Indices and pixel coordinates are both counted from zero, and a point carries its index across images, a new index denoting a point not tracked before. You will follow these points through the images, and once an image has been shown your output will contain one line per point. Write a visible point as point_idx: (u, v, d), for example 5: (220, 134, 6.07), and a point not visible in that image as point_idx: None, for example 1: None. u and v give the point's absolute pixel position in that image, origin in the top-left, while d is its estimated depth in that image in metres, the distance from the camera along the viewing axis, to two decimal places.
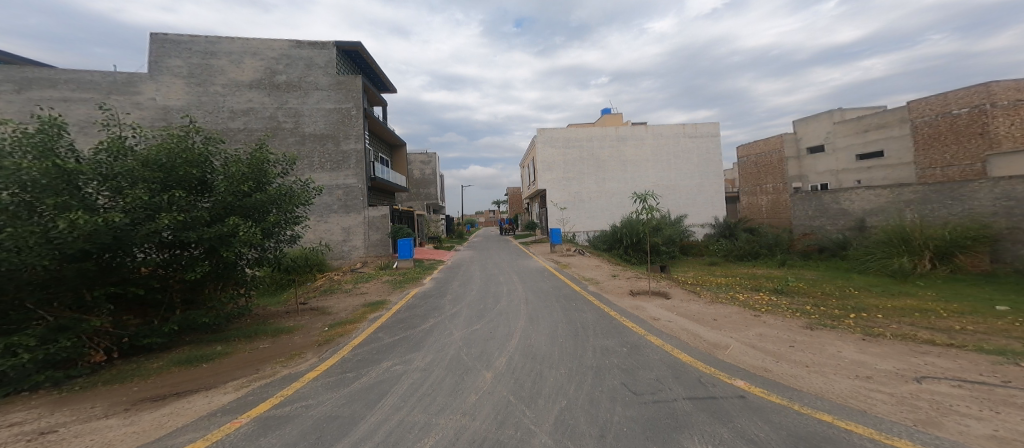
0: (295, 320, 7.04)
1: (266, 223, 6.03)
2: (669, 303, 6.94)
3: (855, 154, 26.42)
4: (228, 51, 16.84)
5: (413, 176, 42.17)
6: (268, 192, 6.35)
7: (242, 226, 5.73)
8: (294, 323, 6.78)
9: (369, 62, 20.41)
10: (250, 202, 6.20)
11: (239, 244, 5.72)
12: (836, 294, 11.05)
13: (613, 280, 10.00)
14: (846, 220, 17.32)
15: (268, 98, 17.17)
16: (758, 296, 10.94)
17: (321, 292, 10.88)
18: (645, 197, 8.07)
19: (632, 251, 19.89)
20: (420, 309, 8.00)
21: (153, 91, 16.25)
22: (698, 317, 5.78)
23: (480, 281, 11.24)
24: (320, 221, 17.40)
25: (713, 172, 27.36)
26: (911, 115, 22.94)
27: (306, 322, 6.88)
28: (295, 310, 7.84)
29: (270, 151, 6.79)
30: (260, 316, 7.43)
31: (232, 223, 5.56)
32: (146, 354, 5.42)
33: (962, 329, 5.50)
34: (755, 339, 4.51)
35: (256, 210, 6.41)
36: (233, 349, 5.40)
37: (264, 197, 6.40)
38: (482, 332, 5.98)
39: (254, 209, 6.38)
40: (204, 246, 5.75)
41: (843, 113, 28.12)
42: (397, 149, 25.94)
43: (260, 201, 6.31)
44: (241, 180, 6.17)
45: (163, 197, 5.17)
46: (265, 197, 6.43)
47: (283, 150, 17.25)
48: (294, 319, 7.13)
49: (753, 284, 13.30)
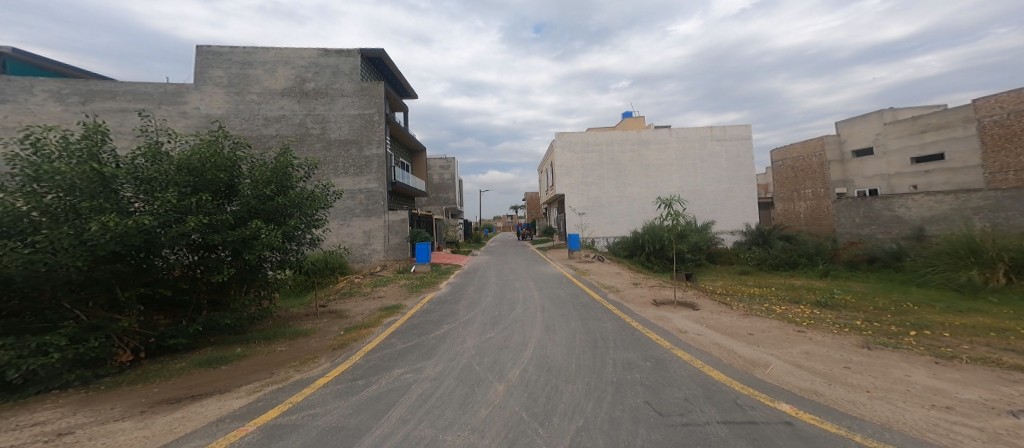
0: (312, 323, 7.04)
1: (288, 226, 6.04)
2: (697, 314, 6.44)
3: (909, 157, 24.55)
4: (262, 61, 17.64)
5: (432, 181, 42.74)
6: (290, 196, 6.38)
7: (265, 230, 5.74)
8: (311, 326, 6.77)
9: (392, 69, 20.90)
10: (273, 205, 6.24)
11: (261, 247, 5.73)
12: (890, 308, 10.03)
13: (635, 288, 9.51)
14: (902, 228, 16.03)
15: (297, 105, 17.82)
16: (797, 309, 10.11)
17: (340, 295, 10.97)
18: (671, 202, 7.58)
19: (655, 258, 19.15)
20: (435, 314, 7.85)
21: (197, 101, 17.16)
22: (731, 331, 5.28)
23: (497, 287, 11.01)
24: (343, 224, 17.78)
25: (743, 176, 26.08)
26: (978, 114, 21.03)
27: (323, 325, 6.86)
28: (314, 313, 7.87)
29: (295, 155, 6.84)
30: (278, 318, 7.50)
31: (255, 226, 5.59)
32: (171, 354, 5.49)
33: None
34: (800, 358, 4.01)
35: (278, 214, 6.46)
36: (251, 351, 5.38)
37: (287, 201, 6.44)
38: (496, 341, 5.72)
39: (277, 213, 6.42)
40: (230, 248, 5.79)
41: (893, 113, 26.19)
42: (418, 153, 26.35)
43: (282, 205, 6.35)
44: (265, 184, 6.21)
45: (191, 200, 5.23)
46: (287, 200, 6.47)
47: (310, 155, 17.80)
48: (311, 322, 7.12)
49: (790, 295, 12.36)
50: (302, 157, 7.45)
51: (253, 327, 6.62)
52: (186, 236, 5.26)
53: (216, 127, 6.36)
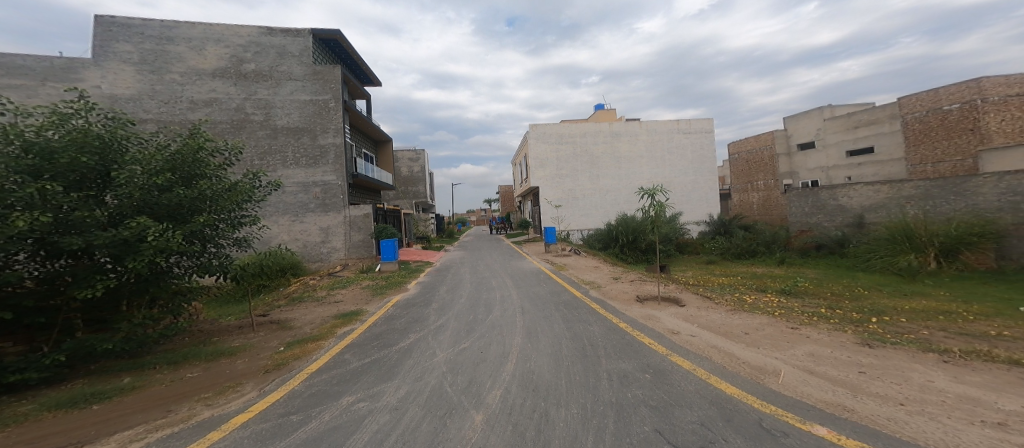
0: (244, 337, 5.92)
1: (191, 224, 4.87)
2: (684, 311, 6.09)
3: (845, 150, 26.30)
4: (187, 37, 15.45)
5: (400, 174, 40.78)
6: (198, 187, 5.21)
7: (154, 228, 4.49)
8: (242, 343, 5.65)
9: (351, 53, 19.20)
10: (171, 198, 5.03)
11: (150, 251, 4.47)
12: (847, 294, 10.37)
13: (616, 284, 9.13)
14: (845, 217, 16.79)
15: (234, 88, 15.81)
16: (765, 297, 10.30)
17: (289, 301, 9.75)
18: (656, 191, 7.20)
19: (629, 249, 19.29)
20: (401, 321, 6.96)
21: (98, 79, 14.74)
22: (725, 330, 4.92)
23: (471, 286, 10.24)
24: (295, 221, 16.14)
25: (707, 168, 26.88)
26: (902, 111, 22.80)
27: (257, 340, 5.78)
28: (251, 325, 6.71)
29: (203, 138, 5.63)
30: (204, 333, 6.26)
31: (138, 223, 4.35)
32: (21, 393, 4.04)
33: (1000, 338, 5.17)
34: (806, 360, 3.65)
35: (182, 208, 5.25)
36: (143, 381, 4.26)
37: (193, 193, 5.25)
38: (470, 353, 4.98)
39: (180, 208, 5.22)
40: (107, 253, 4.48)
41: (832, 109, 27.89)
42: (384, 144, 24.74)
43: (186, 198, 5.16)
44: (157, 171, 4.92)
45: (34, 191, 3.88)
46: (194, 192, 5.28)
47: (252, 144, 15.91)
48: (242, 337, 5.97)
49: (757, 285, 12.61)
50: (219, 140, 6.24)
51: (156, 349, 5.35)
52: (29, 239, 3.95)
53: (79, 97, 4.94)
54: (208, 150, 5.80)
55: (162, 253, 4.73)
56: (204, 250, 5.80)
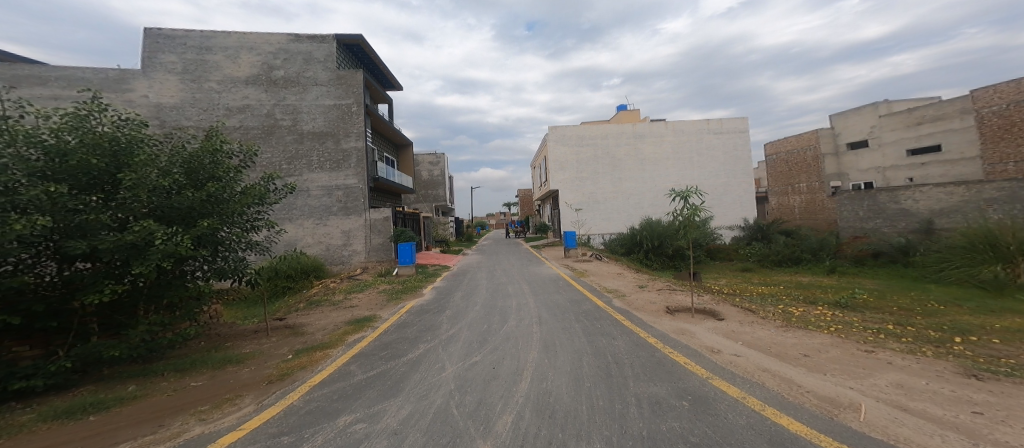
0: (255, 343, 5.73)
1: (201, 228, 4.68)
2: (723, 326, 5.38)
3: (904, 149, 24.18)
4: (224, 46, 16.06)
5: (421, 177, 41.15)
6: (208, 189, 5.05)
7: (161, 232, 4.30)
8: (252, 349, 5.45)
9: (372, 58, 19.44)
10: (182, 200, 4.89)
11: (156, 256, 4.27)
12: (917, 310, 9.11)
13: (642, 292, 8.42)
14: (909, 222, 15.29)
15: (265, 95, 16.28)
16: (815, 310, 9.25)
17: (306, 305, 9.62)
18: (689, 193, 6.50)
19: (654, 255, 18.37)
20: (412, 330, 6.64)
21: (145, 88, 15.53)
22: (777, 349, 4.19)
23: (488, 293, 9.80)
24: (319, 224, 16.33)
25: (742, 169, 25.33)
26: (976, 105, 20.64)
27: (267, 347, 5.56)
28: (264, 330, 6.53)
29: (217, 140, 5.50)
30: (217, 337, 6.14)
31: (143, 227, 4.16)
32: (26, 400, 3.86)
33: None
34: (891, 393, 2.92)
35: (194, 212, 5.10)
36: (147, 388, 4.05)
37: (203, 195, 5.10)
38: (483, 370, 4.53)
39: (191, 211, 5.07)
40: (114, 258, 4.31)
41: (889, 105, 25.75)
42: (404, 148, 24.92)
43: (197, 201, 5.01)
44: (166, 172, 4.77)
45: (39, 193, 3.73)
46: (205, 194, 5.13)
47: (280, 149, 16.28)
48: (252, 342, 5.79)
49: (804, 296, 11.42)
50: (235, 141, 6.11)
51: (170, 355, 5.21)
52: (34, 241, 3.82)
53: (93, 97, 4.87)
54: (224, 153, 5.67)
55: (171, 257, 4.55)
56: (219, 254, 5.64)
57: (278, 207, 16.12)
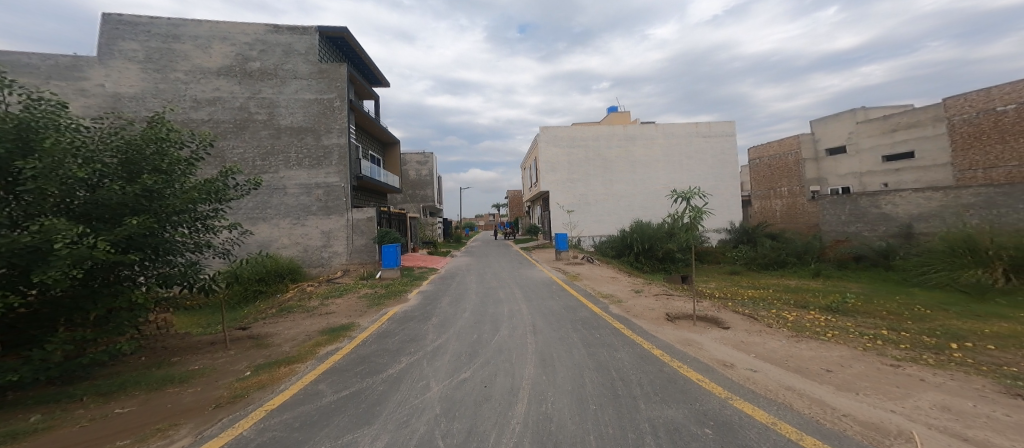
0: (210, 358, 5.07)
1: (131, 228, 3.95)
2: (729, 336, 5.06)
3: (882, 155, 24.93)
4: (193, 35, 15.05)
5: (408, 177, 40.29)
6: (144, 182, 4.31)
7: (67, 231, 3.39)
8: (203, 365, 4.80)
9: (358, 52, 18.66)
10: (109, 195, 4.09)
11: (58, 262, 3.35)
12: (907, 314, 9.04)
13: (639, 298, 8.07)
14: (889, 226, 15.58)
15: (238, 87, 15.32)
16: (807, 314, 9.14)
17: (278, 311, 8.90)
18: (691, 193, 6.18)
19: (644, 257, 18.25)
20: (394, 341, 6.11)
21: (102, 77, 14.36)
22: (795, 364, 3.82)
23: (476, 298, 9.30)
24: (297, 224, 15.47)
25: (728, 173, 25.58)
26: (948, 113, 21.21)
27: (224, 362, 4.93)
28: (223, 342, 5.85)
29: (161, 128, 4.80)
30: (166, 351, 5.45)
31: (49, 226, 3.36)
32: None
33: None
34: (941, 419, 2.56)
35: (125, 208, 4.36)
36: (62, 418, 3.39)
37: (139, 189, 4.32)
38: (472, 389, 4.05)
39: (123, 207, 4.31)
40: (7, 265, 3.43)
41: (866, 112, 26.54)
42: (391, 146, 24.16)
43: (131, 195, 4.27)
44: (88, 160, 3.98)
45: None
46: (142, 188, 4.37)
47: (254, 144, 15.36)
48: (206, 357, 5.14)
49: (795, 300, 11.30)
50: (187, 129, 5.41)
51: (99, 373, 4.47)
52: None
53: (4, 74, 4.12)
54: (171, 143, 4.95)
55: (87, 264, 3.70)
56: (161, 258, 4.89)
57: (251, 205, 15.20)
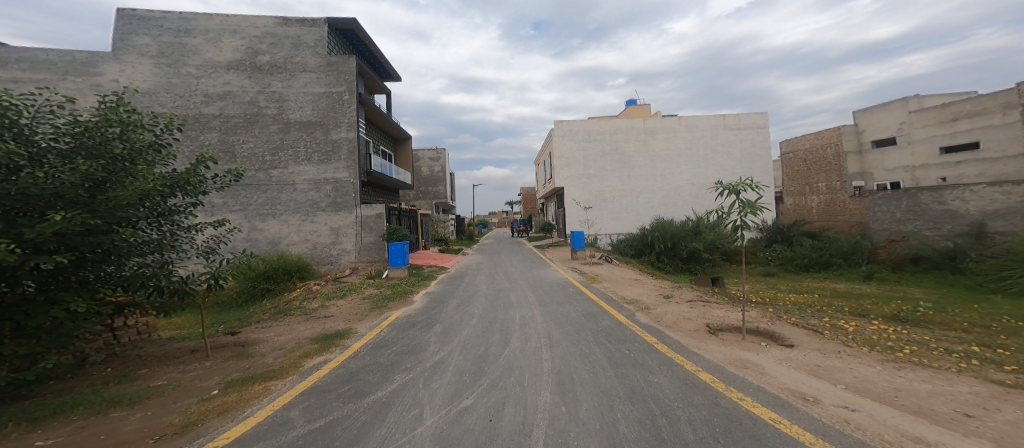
0: (178, 372, 4.44)
1: (59, 224, 3.26)
2: (795, 356, 4.06)
3: (937, 147, 22.69)
4: (204, 29, 14.85)
5: (423, 173, 39.94)
6: (82, 169, 3.64)
7: None
8: (167, 381, 4.16)
9: (368, 45, 18.16)
10: (34, 183, 3.40)
11: None
12: (994, 327, 7.68)
13: (669, 305, 7.07)
14: (956, 224, 14.03)
15: (248, 81, 15.02)
16: (870, 325, 7.97)
17: (272, 314, 8.33)
18: (742, 185, 5.14)
19: (666, 257, 17.01)
20: (389, 354, 5.35)
21: (114, 72, 14.29)
22: (905, 401, 2.81)
23: (486, 301, 8.51)
24: (306, 221, 15.07)
25: (759, 167, 23.85)
26: (1022, 99, 19.10)
27: (192, 376, 4.30)
28: (201, 351, 5.26)
29: (116, 109, 4.21)
30: (136, 360, 4.87)
31: None
32: None
33: None
34: None
35: (61, 201, 3.67)
36: None
37: (75, 177, 3.63)
38: (474, 423, 3.21)
39: (57, 200, 3.62)
40: None
41: (920, 100, 24.34)
42: (402, 142, 23.67)
43: (66, 184, 3.58)
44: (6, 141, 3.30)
45: None
46: (81, 176, 3.69)
47: (264, 139, 15.03)
48: (175, 369, 4.53)
49: (847, 307, 9.92)
50: (150, 113, 4.86)
51: (46, 391, 3.86)
52: None
53: None
54: (129, 125, 4.36)
55: None
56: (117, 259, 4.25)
57: (261, 201, 14.84)
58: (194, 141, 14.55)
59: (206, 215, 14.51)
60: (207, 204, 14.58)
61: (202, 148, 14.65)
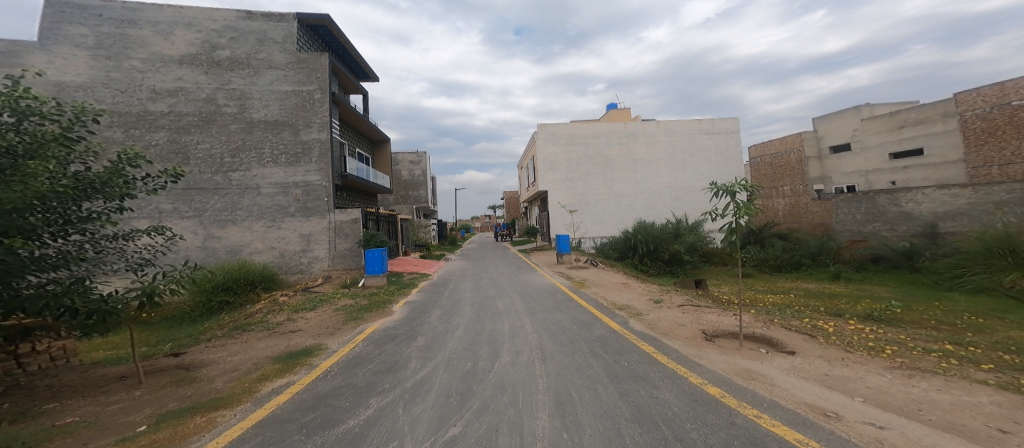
0: (95, 406, 3.85)
1: None
2: (799, 364, 3.91)
3: (887, 152, 24.17)
4: (153, 20, 13.65)
5: (400, 177, 38.86)
6: None
7: None
8: (78, 419, 3.57)
9: (343, 42, 17.31)
10: None
11: None
12: (960, 323, 8.01)
13: (661, 311, 6.88)
14: (910, 225, 14.68)
15: (204, 77, 13.91)
16: (847, 325, 8.02)
17: (230, 330, 7.52)
18: (738, 185, 5.00)
19: (649, 260, 17.15)
20: (365, 374, 4.81)
21: (44, 64, 12.84)
22: (928, 415, 2.63)
23: (471, 310, 8.05)
24: (272, 227, 14.06)
25: (732, 171, 24.62)
26: (959, 109, 20.46)
27: (112, 412, 3.73)
28: (132, 378, 4.63)
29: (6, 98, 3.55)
30: (44, 393, 4.17)
31: None
32: None
33: None
34: None
35: None
36: None
37: None
38: None
39: None
40: None
41: (871, 108, 25.90)
42: (381, 145, 22.81)
43: None
44: None
45: None
46: None
47: (222, 139, 13.92)
48: (92, 403, 3.93)
49: (824, 307, 10.12)
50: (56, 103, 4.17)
51: None
52: None
53: None
54: (27, 118, 3.70)
55: None
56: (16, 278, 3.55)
57: (219, 206, 13.69)
58: (138, 141, 13.24)
59: (155, 222, 13.21)
60: (156, 210, 13.29)
61: (148, 149, 13.35)
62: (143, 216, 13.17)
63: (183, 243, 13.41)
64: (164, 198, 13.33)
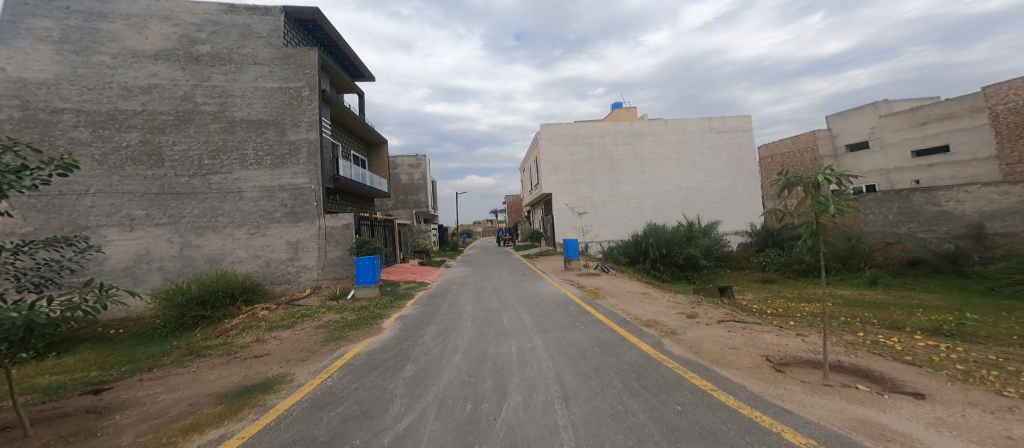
0: None
1: None
2: (946, 413, 2.69)
3: (910, 149, 22.98)
4: (125, 13, 12.74)
5: (401, 181, 37.86)
6: None
7: None
8: None
9: (335, 39, 16.40)
10: None
11: None
12: None
13: (701, 328, 5.70)
14: (950, 225, 13.59)
15: (181, 73, 12.94)
16: (915, 341, 6.83)
17: (183, 355, 6.35)
18: (821, 176, 4.33)
19: (663, 265, 15.96)
20: (329, 423, 3.60)
21: (3, 60, 11.88)
22: None
23: (473, 328, 6.86)
24: (256, 234, 12.97)
25: (746, 171, 23.45)
26: (989, 102, 19.43)
27: None
28: (14, 432, 3.43)
29: None
30: None
31: None
32: None
33: None
34: None
35: None
36: None
37: None
38: None
39: None
40: None
41: (889, 105, 24.80)
42: (378, 147, 21.84)
43: None
44: None
45: None
46: None
47: (201, 139, 12.90)
48: None
49: (875, 317, 8.89)
50: None
51: None
52: None
53: None
54: None
55: None
56: None
57: (197, 212, 12.63)
58: (107, 143, 12.21)
59: (124, 229, 12.09)
60: (125, 217, 12.15)
61: (118, 151, 12.28)
62: (111, 223, 12.04)
63: (156, 253, 12.28)
64: (135, 203, 12.24)
